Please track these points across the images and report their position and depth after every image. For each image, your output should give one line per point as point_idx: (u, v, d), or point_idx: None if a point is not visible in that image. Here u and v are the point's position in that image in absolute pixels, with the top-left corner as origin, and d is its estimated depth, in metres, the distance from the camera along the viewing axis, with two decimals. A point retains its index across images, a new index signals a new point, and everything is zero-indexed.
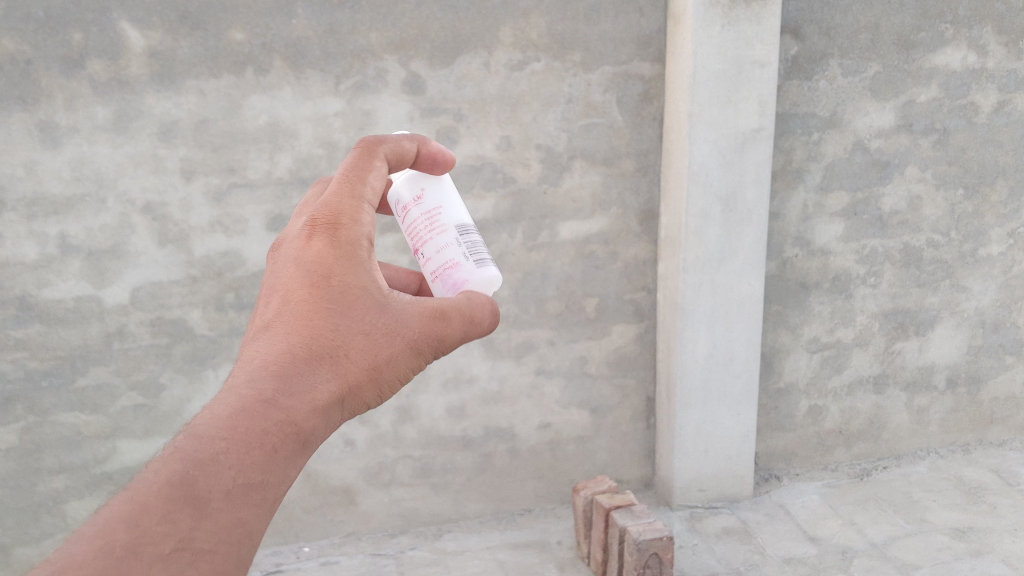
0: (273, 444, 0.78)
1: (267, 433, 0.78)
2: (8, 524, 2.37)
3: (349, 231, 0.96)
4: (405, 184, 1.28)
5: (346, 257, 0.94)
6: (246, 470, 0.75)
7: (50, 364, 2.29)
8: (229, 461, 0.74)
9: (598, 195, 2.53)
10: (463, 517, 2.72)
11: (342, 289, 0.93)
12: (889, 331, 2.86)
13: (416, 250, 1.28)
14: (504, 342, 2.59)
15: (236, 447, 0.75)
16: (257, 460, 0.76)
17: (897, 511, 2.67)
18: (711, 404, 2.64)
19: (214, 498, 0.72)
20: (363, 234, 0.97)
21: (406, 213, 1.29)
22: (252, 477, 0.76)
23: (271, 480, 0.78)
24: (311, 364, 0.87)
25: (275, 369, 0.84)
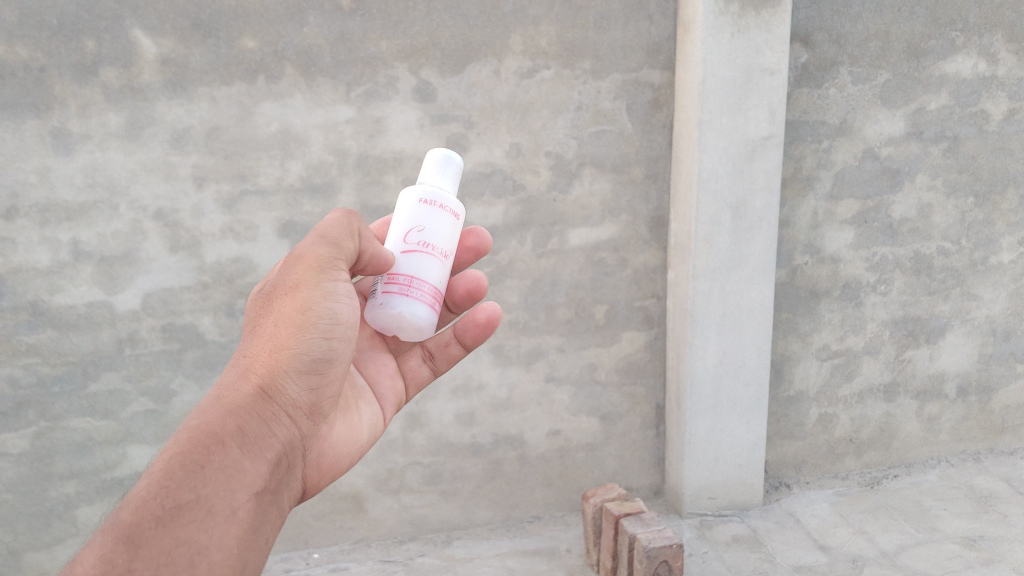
0: (191, 461, 0.98)
1: (183, 456, 0.98)
2: (19, 529, 2.38)
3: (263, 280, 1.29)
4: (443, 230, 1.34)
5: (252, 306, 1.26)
6: (169, 494, 0.94)
7: (61, 369, 2.30)
8: (153, 492, 0.93)
9: (607, 202, 2.54)
10: (472, 524, 2.72)
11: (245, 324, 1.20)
12: (900, 338, 2.85)
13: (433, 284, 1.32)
14: (514, 349, 2.59)
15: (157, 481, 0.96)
16: (181, 478, 0.96)
17: (907, 520, 2.66)
18: (720, 412, 2.63)
19: (145, 527, 0.90)
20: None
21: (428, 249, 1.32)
22: (181, 498, 0.94)
23: (203, 489, 0.97)
24: (230, 384, 1.11)
25: (204, 409, 1.07)
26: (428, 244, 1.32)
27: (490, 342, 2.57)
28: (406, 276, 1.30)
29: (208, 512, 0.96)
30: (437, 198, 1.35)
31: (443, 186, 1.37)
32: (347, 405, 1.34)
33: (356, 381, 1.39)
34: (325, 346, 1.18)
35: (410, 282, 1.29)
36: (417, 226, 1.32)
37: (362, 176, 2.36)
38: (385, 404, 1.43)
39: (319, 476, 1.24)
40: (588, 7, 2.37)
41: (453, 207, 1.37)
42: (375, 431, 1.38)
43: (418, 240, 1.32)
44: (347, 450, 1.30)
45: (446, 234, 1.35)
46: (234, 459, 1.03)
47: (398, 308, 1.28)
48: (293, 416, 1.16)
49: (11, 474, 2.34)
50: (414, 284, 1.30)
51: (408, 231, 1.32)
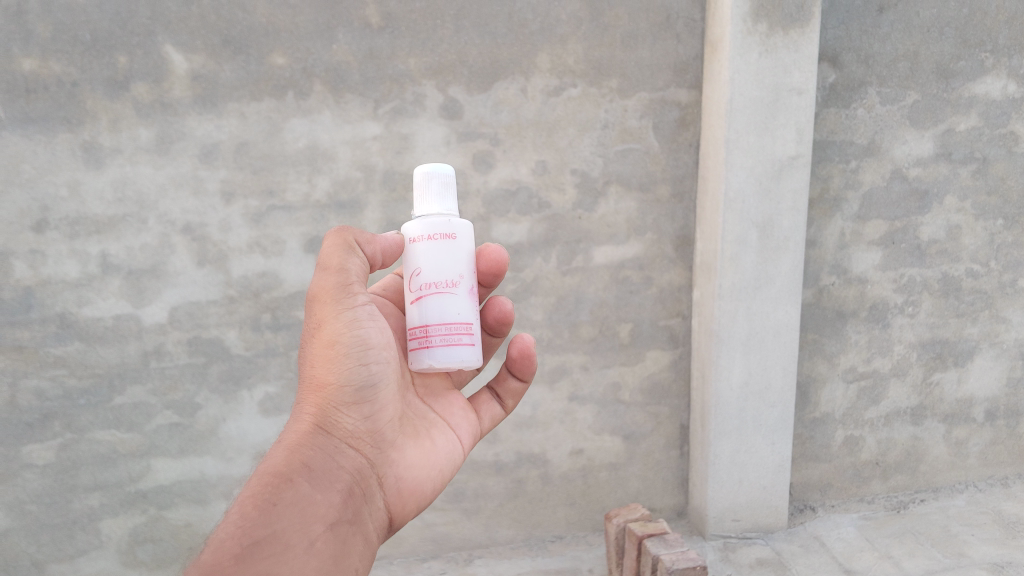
0: (260, 502, 1.14)
1: (252, 500, 1.14)
2: (43, 541, 2.39)
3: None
4: (448, 265, 1.34)
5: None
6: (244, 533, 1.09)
7: (88, 381, 2.31)
8: (230, 535, 1.09)
9: (633, 221, 2.53)
10: (494, 543, 2.70)
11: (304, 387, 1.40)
12: (927, 361, 2.82)
13: (459, 323, 1.33)
14: (537, 366, 2.58)
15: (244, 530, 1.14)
16: (254, 519, 1.11)
17: (934, 545, 2.63)
18: (745, 433, 2.61)
19: (229, 561, 1.05)
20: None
21: (437, 291, 1.33)
22: (256, 534, 1.10)
23: (277, 524, 1.12)
24: (290, 431, 1.28)
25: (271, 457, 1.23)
26: (432, 285, 1.33)
27: None
28: (421, 326, 1.32)
29: (285, 545, 1.11)
30: (424, 230, 1.34)
31: (433, 210, 1.35)
32: (418, 432, 1.40)
33: (427, 413, 1.44)
34: (365, 372, 1.30)
35: (426, 332, 1.31)
36: (417, 272, 1.34)
37: (388, 192, 2.36)
38: (462, 433, 1.47)
39: (403, 502, 1.34)
40: (616, 26, 2.38)
41: (447, 227, 1.35)
42: (454, 458, 1.43)
43: (421, 285, 1.33)
44: (427, 474, 1.37)
45: (448, 263, 1.34)
46: (302, 494, 1.18)
47: (423, 362, 1.31)
48: (355, 447, 1.29)
49: (37, 485, 2.35)
50: (430, 331, 1.31)
51: (412, 278, 1.34)
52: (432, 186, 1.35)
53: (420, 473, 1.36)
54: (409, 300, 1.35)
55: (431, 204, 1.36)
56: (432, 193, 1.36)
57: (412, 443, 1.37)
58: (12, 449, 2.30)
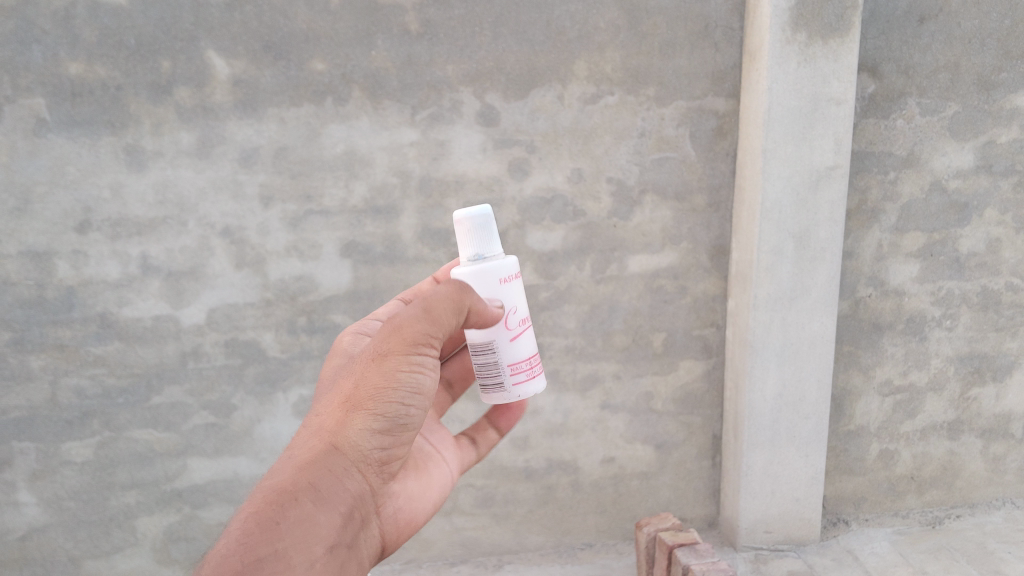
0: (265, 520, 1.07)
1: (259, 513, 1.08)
2: (81, 536, 2.48)
3: (337, 355, 1.45)
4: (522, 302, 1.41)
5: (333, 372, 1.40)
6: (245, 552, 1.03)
7: (127, 381, 2.36)
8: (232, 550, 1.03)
9: (668, 229, 2.52)
10: (524, 549, 2.76)
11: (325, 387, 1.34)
12: (965, 375, 2.78)
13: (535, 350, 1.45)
14: (569, 374, 2.60)
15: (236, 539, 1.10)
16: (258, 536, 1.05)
17: (970, 561, 2.62)
18: (778, 445, 2.60)
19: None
20: (342, 346, 1.47)
21: (525, 326, 1.41)
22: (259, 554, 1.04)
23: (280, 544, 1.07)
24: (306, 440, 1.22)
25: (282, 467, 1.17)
26: (524, 320, 1.40)
27: (546, 366, 2.58)
28: (524, 360, 1.41)
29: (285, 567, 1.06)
30: (506, 268, 1.38)
31: (499, 250, 1.39)
32: (418, 466, 1.44)
33: (422, 446, 1.48)
34: (403, 411, 1.24)
35: (530, 363, 1.42)
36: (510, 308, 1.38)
37: (424, 198, 2.37)
38: (452, 468, 1.51)
39: (398, 531, 1.36)
40: (654, 34, 2.35)
41: (509, 258, 1.40)
42: (445, 488, 1.47)
43: (518, 321, 1.39)
44: (422, 507, 1.40)
45: (525, 296, 1.41)
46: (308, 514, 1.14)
47: (529, 392, 1.42)
48: (366, 475, 1.25)
49: (75, 482, 2.43)
50: (531, 364, 1.41)
51: (507, 318, 1.37)
52: (492, 226, 1.37)
53: (405, 510, 1.36)
54: (500, 338, 1.38)
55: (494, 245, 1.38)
56: (492, 233, 1.38)
57: (412, 475, 1.41)
58: (53, 446, 2.38)
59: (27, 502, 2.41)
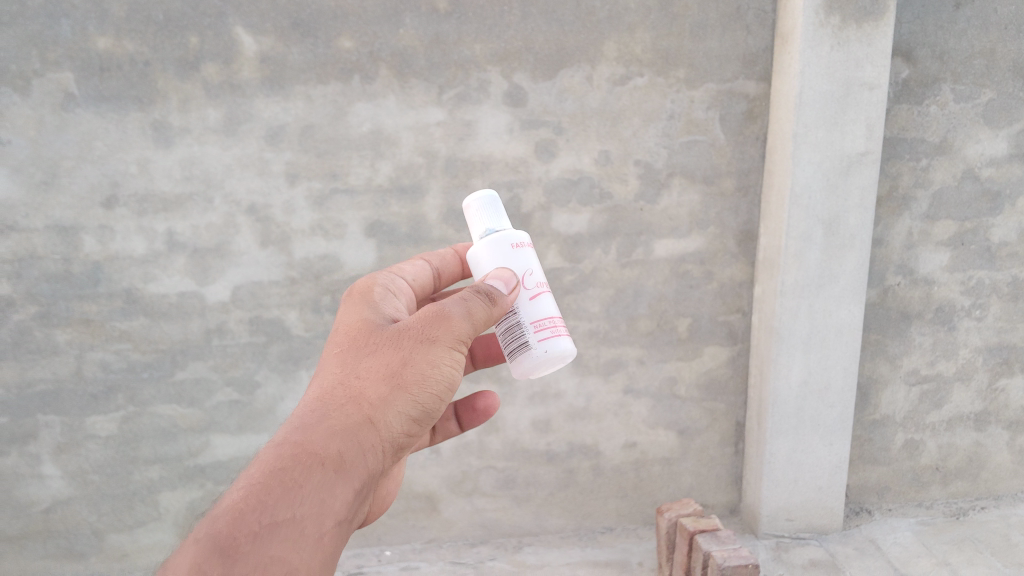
0: (288, 480, 1.00)
1: (282, 473, 1.01)
2: (104, 510, 2.50)
3: (366, 292, 1.28)
4: (539, 269, 1.38)
5: (356, 312, 1.23)
6: (263, 513, 0.97)
7: (151, 356, 2.37)
8: (248, 509, 0.97)
9: (696, 214, 2.49)
10: (544, 531, 2.77)
11: (357, 331, 1.19)
12: (993, 366, 2.74)
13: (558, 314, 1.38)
14: (593, 358, 2.59)
15: (254, 491, 0.99)
16: (277, 498, 0.99)
17: (995, 553, 2.60)
18: (802, 433, 2.59)
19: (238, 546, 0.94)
20: (374, 289, 1.28)
21: (538, 289, 1.36)
22: (274, 518, 0.98)
23: (297, 509, 1.00)
24: (329, 394, 1.11)
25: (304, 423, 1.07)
26: (541, 281, 1.37)
27: None
28: (549, 319, 1.35)
29: (297, 532, 0.99)
30: (519, 239, 1.39)
31: (508, 226, 1.41)
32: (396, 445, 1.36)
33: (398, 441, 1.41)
34: (437, 396, 1.16)
35: (555, 323, 1.35)
36: (526, 270, 1.36)
37: (449, 178, 2.36)
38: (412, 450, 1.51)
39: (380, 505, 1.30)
40: (685, 16, 2.32)
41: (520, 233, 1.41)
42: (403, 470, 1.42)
43: (536, 282, 1.36)
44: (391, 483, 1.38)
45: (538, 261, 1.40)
46: (322, 486, 1.02)
47: (565, 350, 1.34)
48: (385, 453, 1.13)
49: (99, 456, 2.45)
50: (556, 323, 1.36)
51: (524, 280, 1.35)
52: (492, 201, 1.41)
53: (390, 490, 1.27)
54: (524, 298, 1.35)
55: (497, 215, 1.41)
56: (491, 208, 1.40)
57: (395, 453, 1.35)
58: (77, 420, 2.40)
59: (51, 475, 2.44)
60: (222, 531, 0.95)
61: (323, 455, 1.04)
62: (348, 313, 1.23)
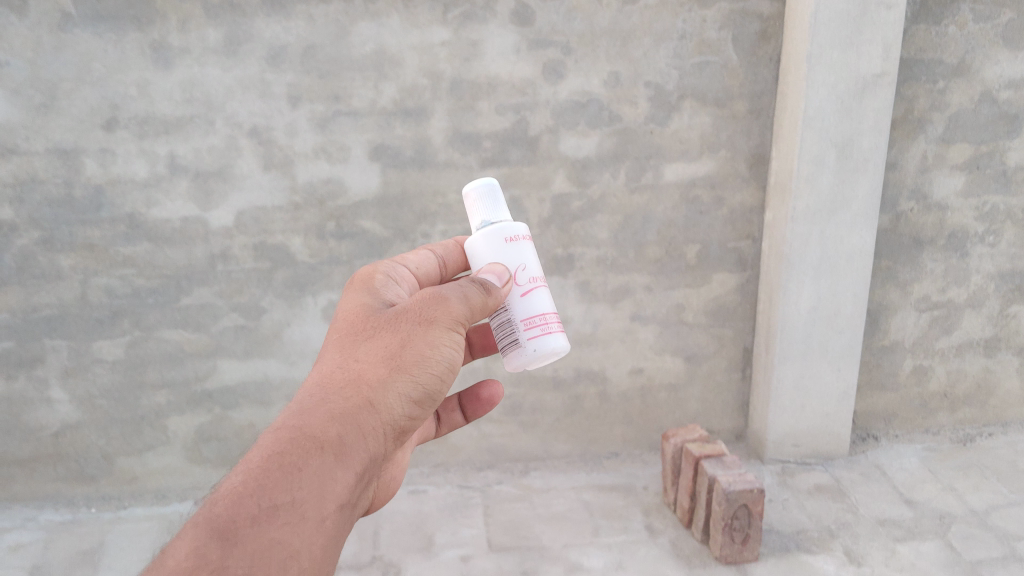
0: (288, 462, 0.93)
1: (281, 455, 0.93)
2: (113, 433, 2.52)
3: (366, 280, 1.22)
4: (535, 263, 1.28)
5: (352, 300, 1.17)
6: (263, 496, 0.90)
7: (156, 282, 2.36)
8: (247, 491, 0.89)
9: (706, 137, 2.44)
10: (551, 456, 2.79)
11: (353, 317, 1.13)
12: (1005, 293, 2.72)
13: (553, 311, 1.29)
14: (600, 285, 2.56)
15: (252, 475, 0.91)
16: (277, 480, 0.91)
17: (1001, 479, 2.62)
18: (810, 359, 2.58)
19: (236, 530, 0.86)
20: (375, 276, 1.23)
21: (531, 285, 1.27)
22: (275, 501, 0.90)
23: (298, 492, 0.92)
24: (326, 379, 1.05)
25: (301, 408, 1.00)
26: (536, 275, 1.28)
27: (577, 277, 2.54)
28: (541, 317, 1.27)
29: (300, 517, 0.92)
30: (514, 232, 1.28)
31: (505, 216, 1.30)
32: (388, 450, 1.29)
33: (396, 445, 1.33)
34: (437, 381, 1.10)
35: (546, 320, 1.27)
36: (518, 266, 1.26)
37: (455, 100, 2.31)
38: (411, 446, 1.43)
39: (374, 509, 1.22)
40: None
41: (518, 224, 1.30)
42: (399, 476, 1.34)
43: (529, 278, 1.27)
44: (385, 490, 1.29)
45: (536, 251, 1.30)
46: (324, 471, 0.95)
47: (557, 348, 1.27)
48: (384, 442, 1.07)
49: (107, 380, 2.45)
50: (549, 319, 1.27)
51: (516, 275, 1.26)
52: (488, 189, 1.29)
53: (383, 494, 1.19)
54: (515, 294, 1.26)
55: (493, 204, 1.29)
56: (489, 197, 1.29)
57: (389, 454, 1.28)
58: (84, 345, 2.40)
59: (59, 399, 2.45)
60: (220, 515, 0.87)
61: (323, 438, 0.97)
62: (343, 302, 1.17)
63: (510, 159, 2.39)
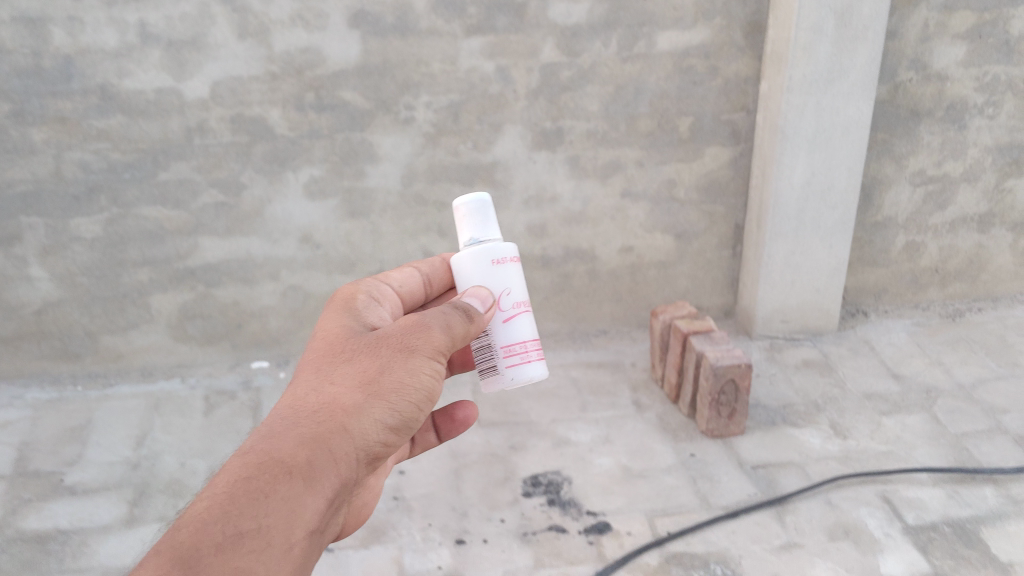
0: (256, 487, 0.87)
1: (249, 479, 0.88)
2: (96, 312, 2.49)
3: (346, 301, 1.16)
4: (521, 287, 1.23)
5: (330, 321, 1.11)
6: (228, 523, 0.84)
7: (132, 157, 2.30)
8: (211, 517, 0.84)
9: (701, 4, 2.34)
10: (539, 335, 2.78)
11: (330, 337, 1.07)
12: (1002, 167, 2.66)
13: (534, 336, 1.25)
14: (590, 160, 2.50)
15: (217, 501, 0.86)
16: (243, 507, 0.86)
17: (989, 353, 2.62)
18: (802, 235, 2.54)
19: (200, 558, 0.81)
20: (357, 297, 1.18)
21: (515, 312, 1.22)
22: (241, 527, 0.85)
23: (266, 519, 0.86)
24: (301, 400, 0.98)
25: (274, 431, 0.94)
26: (520, 300, 1.23)
27: (566, 152, 2.47)
28: (519, 345, 1.23)
29: (266, 546, 0.86)
30: (503, 255, 1.22)
31: (495, 236, 1.22)
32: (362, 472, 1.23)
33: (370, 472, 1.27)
34: (415, 411, 1.04)
35: (525, 348, 1.24)
36: (503, 290, 1.21)
37: None
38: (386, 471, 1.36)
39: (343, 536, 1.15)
40: None
41: (507, 245, 1.23)
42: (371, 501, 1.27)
43: (513, 303, 1.22)
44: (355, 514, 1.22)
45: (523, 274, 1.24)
46: (294, 497, 0.89)
47: (533, 377, 1.24)
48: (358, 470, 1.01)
49: (86, 258, 2.41)
50: (528, 347, 1.24)
51: (500, 300, 1.21)
52: (480, 205, 1.21)
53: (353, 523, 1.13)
54: (497, 321, 1.22)
55: (485, 223, 1.21)
56: (481, 214, 1.21)
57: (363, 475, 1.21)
58: (61, 222, 2.35)
59: (39, 278, 2.42)
60: (183, 542, 0.81)
61: (293, 463, 0.91)
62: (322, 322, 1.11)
63: (497, 27, 2.28)
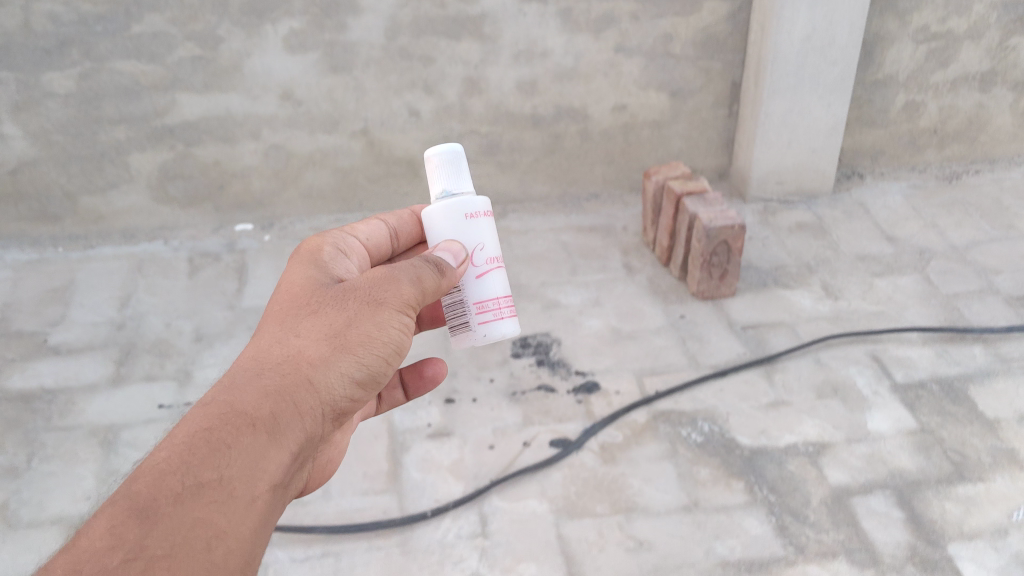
0: (216, 438, 0.85)
1: (209, 431, 0.85)
2: (74, 171, 2.43)
3: (315, 249, 1.10)
4: (494, 242, 1.15)
5: (299, 270, 1.05)
6: (188, 473, 0.82)
7: (103, 8, 2.19)
8: (171, 468, 0.82)
9: None
10: (528, 198, 2.73)
11: (298, 286, 1.02)
12: (1008, 23, 2.56)
13: (508, 293, 1.17)
14: (583, 13, 2.39)
15: (176, 452, 0.83)
16: (204, 456, 0.83)
17: (984, 215, 2.59)
18: (800, 93, 2.47)
19: (158, 506, 0.78)
20: (325, 247, 1.11)
21: (488, 268, 1.14)
22: (202, 477, 0.82)
23: (227, 470, 0.84)
24: (266, 351, 0.95)
25: (238, 382, 0.91)
26: (493, 255, 1.15)
27: (558, 5, 2.36)
28: (494, 302, 1.15)
29: (227, 497, 0.83)
30: (476, 209, 1.14)
31: (467, 189, 1.14)
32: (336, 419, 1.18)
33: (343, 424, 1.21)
34: (383, 365, 0.99)
35: (499, 306, 1.16)
36: (476, 245, 1.14)
37: None
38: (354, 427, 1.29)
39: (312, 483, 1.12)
40: None
41: (478, 199, 1.15)
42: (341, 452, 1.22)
43: (486, 258, 1.14)
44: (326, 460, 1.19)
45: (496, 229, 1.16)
46: (254, 450, 0.86)
47: (506, 335, 1.16)
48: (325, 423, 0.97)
49: (61, 116, 2.33)
50: (502, 303, 1.16)
51: (472, 255, 1.13)
52: (451, 155, 1.13)
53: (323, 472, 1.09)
54: (470, 277, 1.14)
55: (456, 175, 1.13)
56: (452, 166, 1.13)
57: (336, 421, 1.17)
58: (33, 77, 2.26)
59: (13, 135, 2.34)
60: (140, 492, 0.79)
61: (255, 416, 0.88)
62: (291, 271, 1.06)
63: None
